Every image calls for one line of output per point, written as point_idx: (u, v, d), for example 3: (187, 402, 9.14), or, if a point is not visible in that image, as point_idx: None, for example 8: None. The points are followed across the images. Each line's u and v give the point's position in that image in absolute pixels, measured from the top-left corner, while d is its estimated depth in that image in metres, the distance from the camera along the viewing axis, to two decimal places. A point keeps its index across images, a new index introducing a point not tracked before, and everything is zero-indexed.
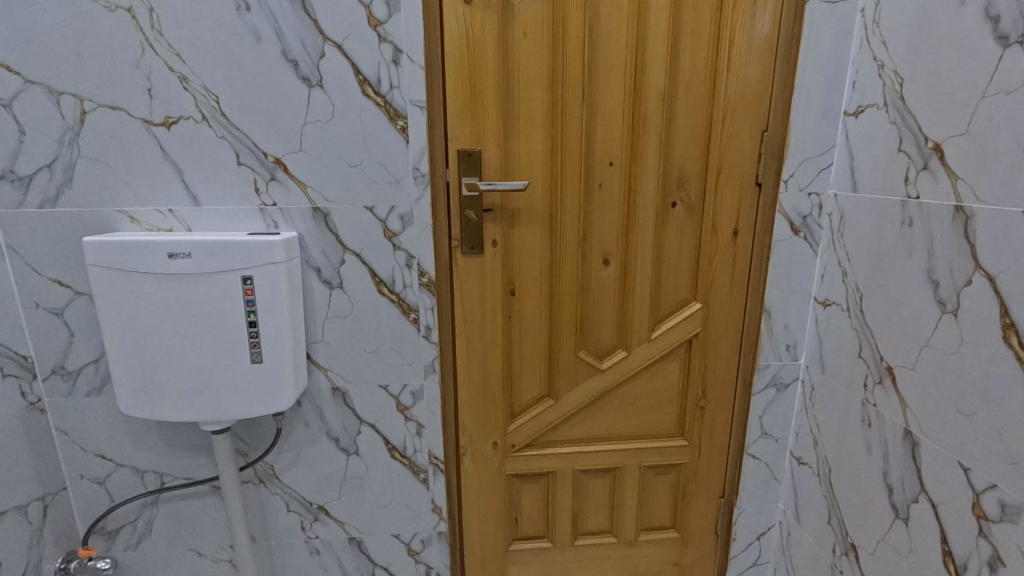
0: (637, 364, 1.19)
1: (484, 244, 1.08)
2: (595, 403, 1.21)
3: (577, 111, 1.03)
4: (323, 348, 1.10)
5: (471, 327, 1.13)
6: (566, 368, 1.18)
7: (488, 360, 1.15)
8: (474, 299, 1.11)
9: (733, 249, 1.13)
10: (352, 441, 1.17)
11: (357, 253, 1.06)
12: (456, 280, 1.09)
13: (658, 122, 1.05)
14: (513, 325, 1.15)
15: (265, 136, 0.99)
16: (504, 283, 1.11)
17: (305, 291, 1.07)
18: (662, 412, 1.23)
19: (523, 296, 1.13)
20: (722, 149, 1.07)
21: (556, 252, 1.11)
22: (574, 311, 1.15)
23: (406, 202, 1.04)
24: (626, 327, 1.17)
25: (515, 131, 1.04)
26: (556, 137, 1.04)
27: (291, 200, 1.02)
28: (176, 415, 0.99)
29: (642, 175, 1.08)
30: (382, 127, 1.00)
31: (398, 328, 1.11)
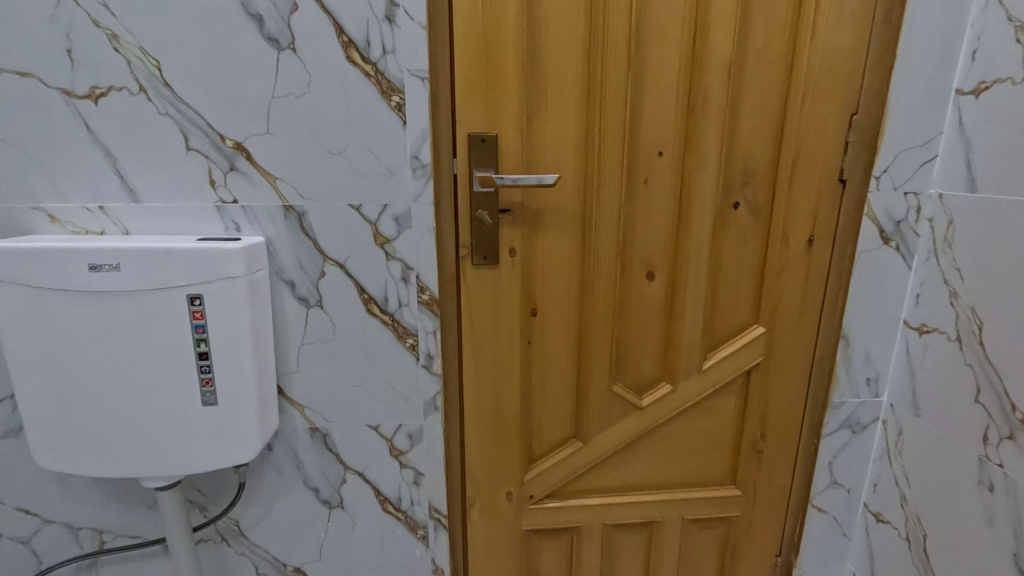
0: (685, 399, 0.97)
1: (500, 252, 0.87)
2: (632, 446, 1.00)
3: (619, 87, 0.81)
4: (298, 380, 0.89)
5: (483, 355, 0.92)
6: (599, 404, 0.96)
7: (502, 394, 0.94)
8: (487, 320, 0.90)
9: (807, 261, 0.92)
10: (335, 492, 0.95)
11: (341, 264, 0.84)
12: (465, 297, 0.88)
13: (721, 103, 0.83)
14: (533, 352, 0.93)
15: (222, 113, 0.77)
16: (525, 302, 0.90)
17: (276, 311, 0.85)
18: (712, 456, 1.02)
19: (548, 318, 0.91)
20: (800, 138, 0.85)
21: (589, 264, 0.89)
22: (610, 337, 0.93)
23: (402, 200, 0.82)
24: (671, 355, 0.95)
25: (541, 112, 0.82)
26: (593, 121, 0.82)
27: (255, 197, 0.80)
28: (108, 469, 0.78)
29: (698, 169, 0.86)
30: (373, 104, 0.78)
31: (392, 357, 0.89)
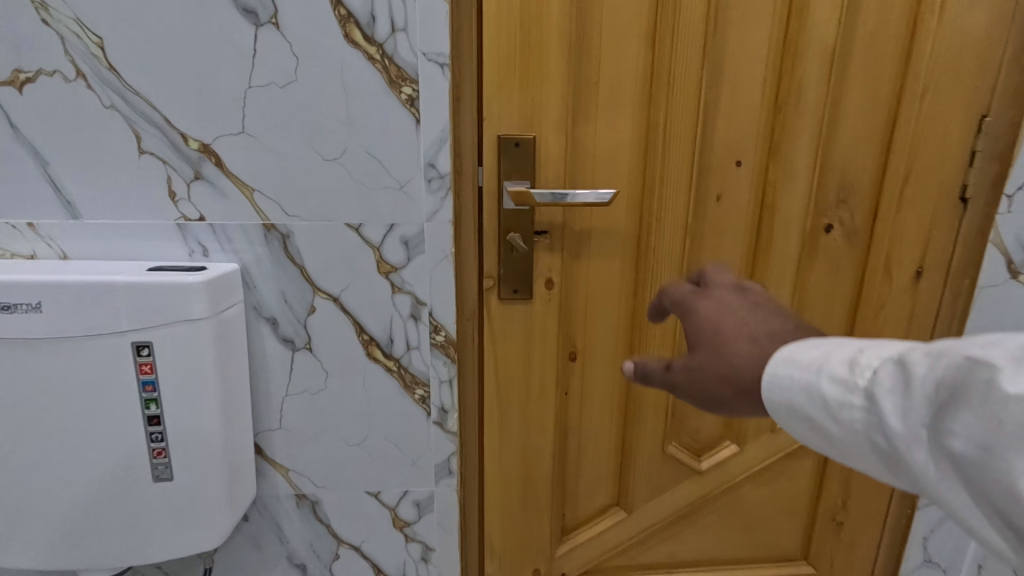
0: (753, 462, 0.80)
1: (535, 284, 0.70)
2: (686, 516, 0.82)
3: (690, 80, 0.64)
4: (282, 438, 0.72)
5: (509, 408, 0.75)
6: (648, 467, 0.79)
7: (531, 455, 0.77)
8: (516, 366, 0.73)
9: (913, 298, 0.74)
10: (325, 569, 0.78)
11: (336, 297, 0.67)
12: (489, 337, 0.72)
13: (820, 101, 0.66)
14: (570, 406, 0.76)
15: (183, 107, 0.60)
16: (563, 345, 0.73)
17: (254, 355, 0.68)
18: (782, 527, 0.84)
19: (592, 365, 0.74)
20: (914, 147, 0.68)
21: (644, 299, 0.72)
22: (667, 386, 0.75)
23: (413, 219, 0.65)
24: None
25: (590, 111, 0.65)
26: (655, 123, 0.65)
27: (226, 213, 0.63)
28: (33, 560, 0.61)
29: (785, 183, 0.68)
30: (377, 97, 0.61)
31: (397, 410, 0.72)
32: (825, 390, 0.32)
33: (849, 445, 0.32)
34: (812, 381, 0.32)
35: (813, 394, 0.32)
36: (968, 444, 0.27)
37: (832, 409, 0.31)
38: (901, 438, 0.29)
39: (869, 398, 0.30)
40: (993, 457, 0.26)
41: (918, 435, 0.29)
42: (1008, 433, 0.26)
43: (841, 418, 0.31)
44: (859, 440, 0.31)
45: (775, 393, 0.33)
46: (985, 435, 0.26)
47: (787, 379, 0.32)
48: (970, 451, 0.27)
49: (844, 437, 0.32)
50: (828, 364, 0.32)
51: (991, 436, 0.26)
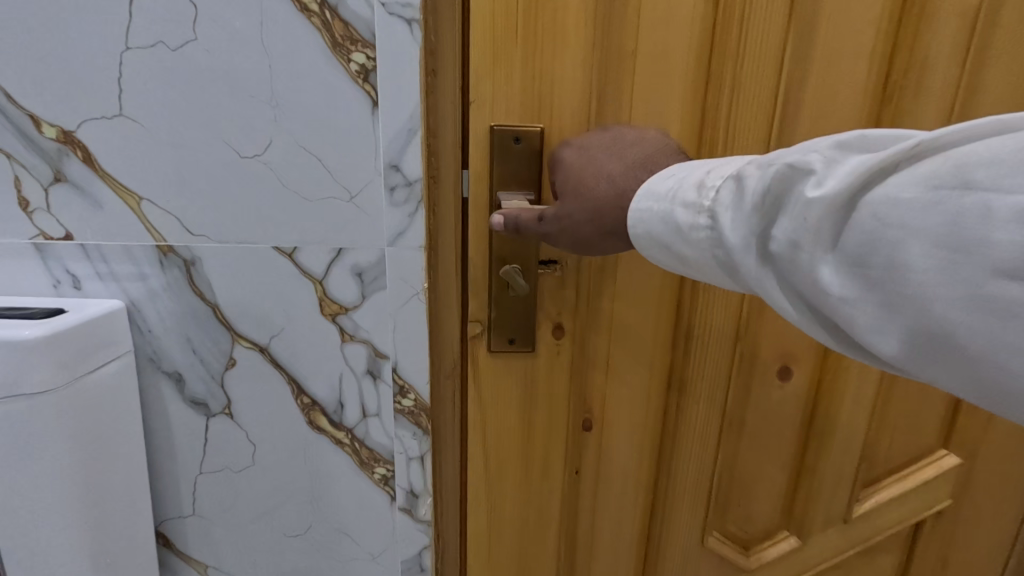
0: (820, 557, 0.61)
1: (539, 333, 0.50)
2: None
3: (768, 54, 0.44)
4: (197, 528, 0.54)
5: (501, 493, 0.55)
6: (685, 565, 0.60)
7: (529, 551, 0.57)
8: (510, 440, 0.53)
9: None
10: None
11: (263, 347, 0.49)
12: (477, 404, 0.52)
13: (945, 87, 0.47)
14: (582, 489, 0.56)
15: (33, 77, 0.41)
16: (575, 411, 0.53)
17: (154, 422, 0.50)
18: None
19: (614, 437, 0.54)
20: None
21: (688, 352, 0.52)
22: (712, 465, 0.56)
23: (370, 243, 0.47)
24: (805, 493, 0.59)
25: (623, 98, 0.45)
26: (716, 116, 0.46)
27: (102, 231, 0.45)
28: None
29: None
30: (316, 67, 0.42)
31: (351, 493, 0.54)
32: (677, 215, 0.32)
33: (699, 263, 0.32)
34: (667, 209, 0.32)
35: (666, 220, 0.33)
36: (783, 246, 0.27)
37: (683, 232, 0.32)
38: (736, 250, 0.29)
39: (713, 216, 0.30)
40: (802, 253, 0.26)
41: (749, 240, 0.28)
42: (815, 225, 0.26)
43: (691, 239, 0.32)
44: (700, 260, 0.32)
45: (637, 225, 0.35)
46: (796, 232, 0.26)
47: (645, 213, 0.34)
48: (785, 248, 0.27)
49: (694, 256, 0.32)
50: (682, 190, 0.32)
51: (800, 236, 0.26)
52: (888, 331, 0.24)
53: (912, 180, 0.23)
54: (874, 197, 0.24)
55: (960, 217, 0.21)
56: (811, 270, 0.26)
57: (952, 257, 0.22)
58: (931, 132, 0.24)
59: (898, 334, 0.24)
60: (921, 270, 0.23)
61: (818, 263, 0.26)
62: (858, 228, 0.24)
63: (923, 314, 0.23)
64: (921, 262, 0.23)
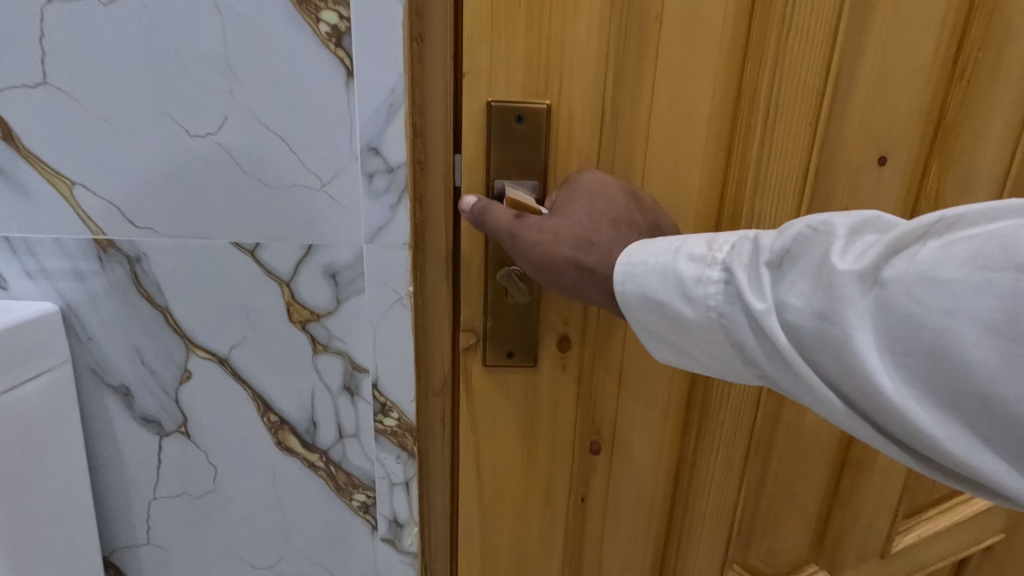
0: None
1: (540, 344, 0.43)
2: None
3: (822, 19, 0.37)
4: (152, 558, 0.48)
5: (496, 525, 0.48)
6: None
7: None
8: (506, 467, 0.46)
9: None
10: None
11: (223, 358, 0.42)
12: (468, 425, 0.44)
13: (1005, 73, 0.42)
14: (586, 522, 0.49)
15: None
16: (582, 431, 0.46)
17: (99, 441, 0.44)
18: None
19: (625, 462, 0.47)
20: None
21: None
22: (736, 493, 0.49)
23: (347, 240, 0.40)
24: (833, 520, 0.53)
25: (646, 69, 0.37)
26: (758, 93, 0.38)
27: (32, 222, 0.38)
28: None
29: (954, 199, 0.44)
30: (280, 29, 0.35)
31: (327, 521, 0.48)
32: (681, 271, 0.30)
33: (699, 325, 0.30)
34: (668, 263, 0.30)
35: (668, 275, 0.31)
36: (807, 313, 0.26)
37: (686, 288, 0.30)
38: (754, 312, 0.27)
39: (726, 272, 0.29)
40: (832, 324, 0.25)
41: (765, 306, 0.27)
42: (841, 294, 0.25)
43: (696, 295, 0.30)
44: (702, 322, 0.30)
45: (626, 281, 0.32)
46: (823, 300, 0.25)
47: (643, 264, 0.31)
48: (809, 318, 0.26)
49: (693, 317, 0.30)
50: (686, 245, 0.31)
51: (830, 303, 0.25)
52: (922, 412, 0.24)
53: (948, 256, 0.23)
54: (910, 272, 0.24)
55: (1011, 298, 0.21)
56: (843, 341, 0.25)
57: (1009, 346, 0.21)
58: (953, 212, 0.24)
59: (926, 411, 0.24)
60: (973, 351, 0.22)
61: (853, 335, 0.25)
62: (901, 304, 0.24)
63: (965, 394, 0.23)
64: (974, 349, 0.22)
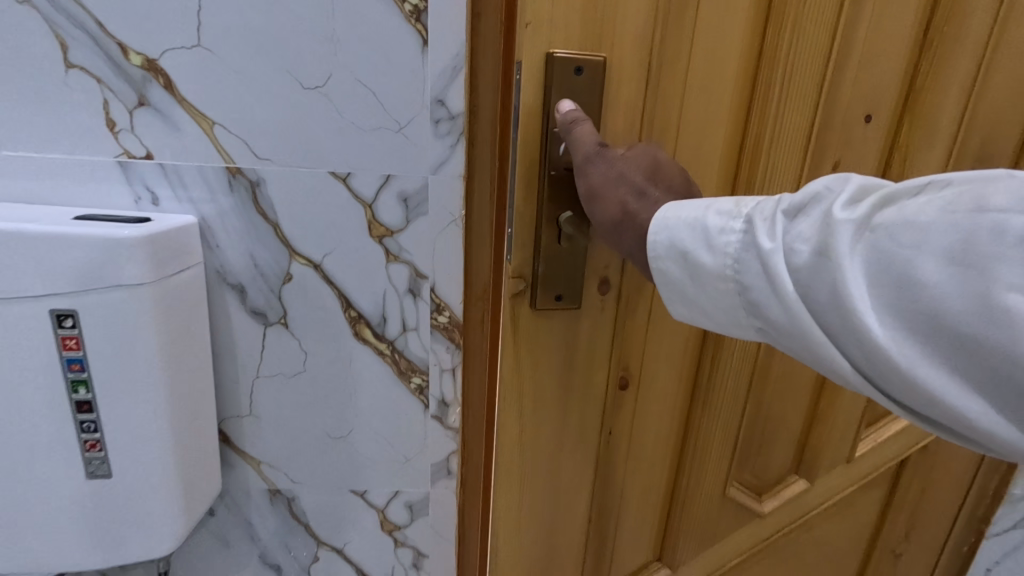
0: (823, 494, 0.72)
1: (581, 286, 0.49)
2: (742, 563, 0.71)
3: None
4: (252, 427, 0.61)
5: (535, 460, 0.54)
6: (705, 515, 0.64)
7: (560, 515, 0.57)
8: (549, 405, 0.52)
9: None
10: (303, 572, 0.69)
11: (317, 264, 0.55)
12: (516, 367, 0.50)
13: (945, 36, 0.53)
14: (613, 448, 0.57)
15: (120, 6, 0.46)
16: (613, 370, 0.53)
17: (219, 330, 0.56)
18: (843, 564, 0.79)
19: (648, 398, 0.56)
20: (1014, 98, 0.60)
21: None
22: (737, 418, 0.60)
23: (415, 171, 0.52)
24: (813, 434, 0.67)
25: (686, 30, 0.43)
26: (771, 51, 0.46)
27: (180, 152, 0.50)
28: None
29: (916, 149, 0.57)
30: (374, 6, 0.47)
31: (390, 401, 0.61)
32: (708, 222, 0.36)
33: (716, 272, 0.35)
34: (697, 216, 0.36)
35: (695, 226, 0.36)
36: (807, 254, 0.32)
37: (710, 236, 0.35)
38: (764, 256, 0.33)
39: (747, 223, 0.34)
40: (828, 263, 0.31)
41: (773, 247, 0.33)
42: (835, 232, 0.30)
43: (718, 243, 0.35)
44: (720, 270, 0.35)
45: (659, 232, 0.37)
46: (819, 241, 0.31)
47: (673, 218, 0.37)
48: (809, 261, 0.31)
49: (712, 263, 0.35)
50: (715, 204, 0.36)
51: (825, 242, 0.31)
52: (882, 326, 0.29)
53: (929, 206, 0.28)
54: (894, 218, 0.29)
55: (970, 234, 0.26)
56: (837, 275, 0.30)
57: (965, 272, 0.27)
58: (943, 177, 0.29)
59: (889, 335, 0.29)
60: (932, 276, 0.28)
61: (844, 268, 0.30)
62: (890, 241, 0.29)
63: (924, 314, 0.28)
64: (933, 275, 0.28)
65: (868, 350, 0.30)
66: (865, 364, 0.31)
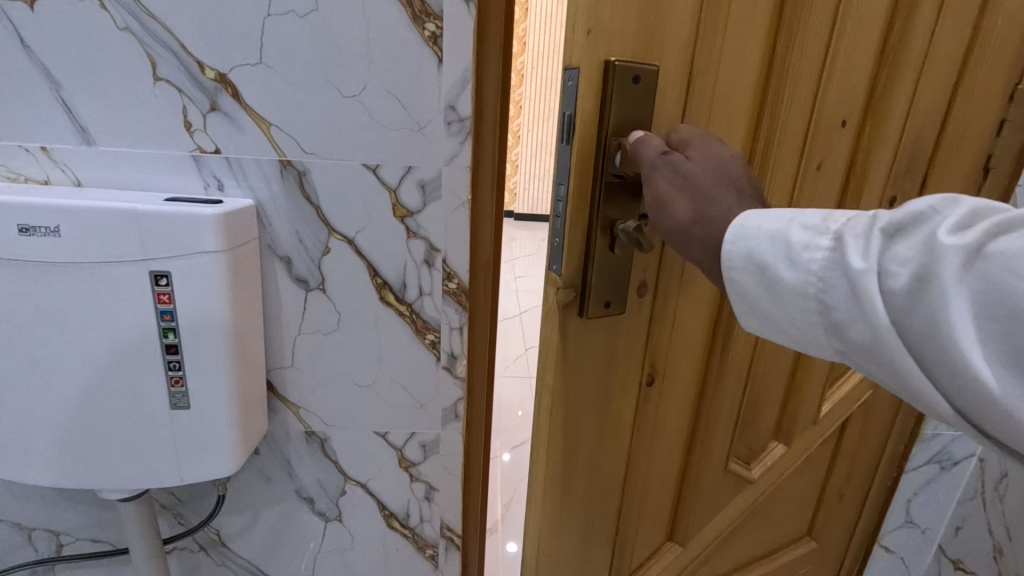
0: (797, 455, 0.82)
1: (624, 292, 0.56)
2: (736, 523, 0.82)
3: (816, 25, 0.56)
4: (293, 377, 0.73)
5: (579, 448, 0.62)
6: (713, 485, 0.75)
7: (596, 493, 0.66)
8: (593, 399, 0.61)
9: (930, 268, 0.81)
10: (332, 504, 0.81)
11: (351, 240, 0.67)
12: (569, 367, 0.57)
13: (901, 66, 0.64)
14: (640, 431, 0.67)
15: (200, 31, 0.58)
16: (642, 366, 0.63)
17: (268, 294, 0.69)
18: (802, 512, 0.89)
19: (668, 383, 0.66)
20: (942, 110, 0.71)
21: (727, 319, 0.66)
22: (738, 395, 0.71)
23: (431, 162, 0.64)
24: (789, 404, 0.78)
25: (716, 50, 0.52)
26: (777, 70, 0.56)
27: (243, 147, 0.62)
28: (52, 479, 0.64)
29: (872, 151, 0.68)
30: (400, 31, 0.59)
31: (408, 354, 0.73)
32: (794, 237, 0.37)
33: (797, 289, 0.37)
34: (782, 230, 0.38)
35: (781, 240, 0.38)
36: (905, 275, 0.32)
37: (795, 252, 0.37)
38: (853, 276, 0.34)
39: (836, 239, 0.35)
40: (927, 285, 0.31)
41: (865, 266, 0.33)
42: (933, 255, 0.31)
43: (803, 259, 0.36)
44: (801, 289, 0.37)
45: (736, 241, 0.40)
46: (918, 263, 0.32)
47: (757, 230, 0.39)
48: (906, 283, 0.32)
49: (794, 278, 0.37)
50: (801, 217, 0.38)
51: (922, 264, 0.32)
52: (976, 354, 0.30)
53: None
54: (1006, 246, 0.29)
55: None
56: (933, 299, 0.31)
57: None
58: None
59: (983, 363, 0.30)
60: None
61: (947, 293, 0.30)
62: (995, 271, 0.29)
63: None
64: None
65: (953, 371, 0.31)
66: (949, 389, 0.32)
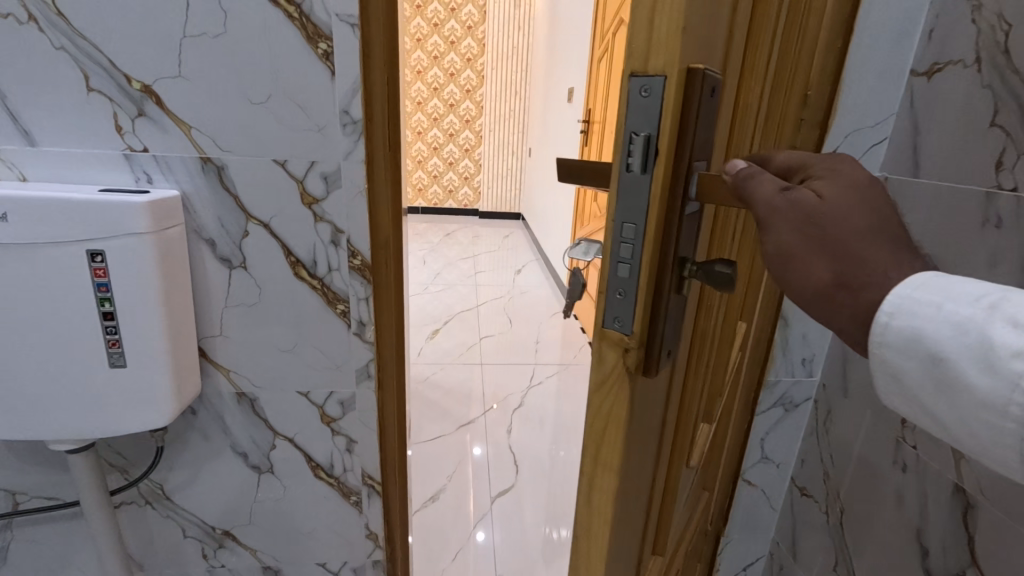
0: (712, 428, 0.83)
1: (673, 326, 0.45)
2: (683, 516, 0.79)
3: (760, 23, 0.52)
4: (223, 345, 0.85)
5: (631, 521, 0.48)
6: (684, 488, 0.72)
7: (638, 557, 0.55)
8: (643, 457, 0.47)
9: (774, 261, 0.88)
10: (264, 458, 0.94)
11: (266, 224, 0.79)
12: (630, 431, 0.42)
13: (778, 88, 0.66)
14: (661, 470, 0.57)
15: (126, 50, 0.69)
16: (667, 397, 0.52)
17: (196, 272, 0.80)
18: (704, 474, 0.91)
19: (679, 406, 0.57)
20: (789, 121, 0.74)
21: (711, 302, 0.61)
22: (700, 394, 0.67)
23: (331, 158, 0.77)
24: (718, 383, 0.77)
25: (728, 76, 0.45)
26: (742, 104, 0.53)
27: (167, 146, 0.74)
28: (8, 432, 0.74)
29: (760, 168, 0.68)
30: (297, 50, 0.72)
31: (323, 323, 0.86)
32: (994, 336, 0.30)
33: (988, 400, 0.30)
34: (970, 320, 0.31)
35: (969, 335, 0.31)
36: None
37: (993, 355, 0.30)
38: None
39: None
40: None
41: None
42: None
43: (999, 366, 0.30)
44: (999, 406, 0.30)
45: (898, 315, 0.32)
46: None
47: (925, 314, 0.32)
48: None
49: (986, 387, 0.30)
50: (1004, 309, 0.30)
51: None
52: None
53: None
54: None
55: None
56: None
57: None
58: None
59: None
60: None
61: None
62: None
63: None
64: None
65: None
66: None
